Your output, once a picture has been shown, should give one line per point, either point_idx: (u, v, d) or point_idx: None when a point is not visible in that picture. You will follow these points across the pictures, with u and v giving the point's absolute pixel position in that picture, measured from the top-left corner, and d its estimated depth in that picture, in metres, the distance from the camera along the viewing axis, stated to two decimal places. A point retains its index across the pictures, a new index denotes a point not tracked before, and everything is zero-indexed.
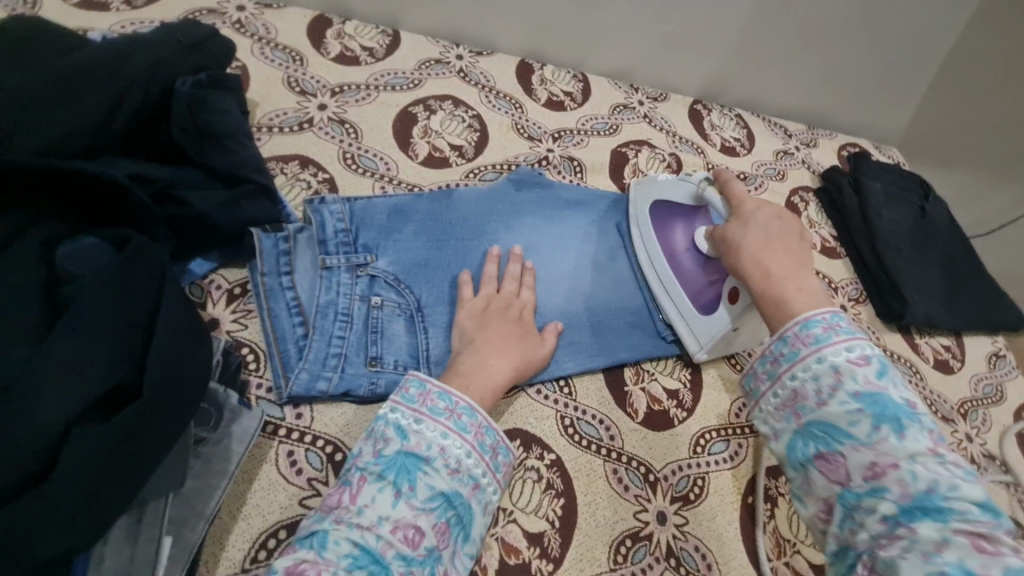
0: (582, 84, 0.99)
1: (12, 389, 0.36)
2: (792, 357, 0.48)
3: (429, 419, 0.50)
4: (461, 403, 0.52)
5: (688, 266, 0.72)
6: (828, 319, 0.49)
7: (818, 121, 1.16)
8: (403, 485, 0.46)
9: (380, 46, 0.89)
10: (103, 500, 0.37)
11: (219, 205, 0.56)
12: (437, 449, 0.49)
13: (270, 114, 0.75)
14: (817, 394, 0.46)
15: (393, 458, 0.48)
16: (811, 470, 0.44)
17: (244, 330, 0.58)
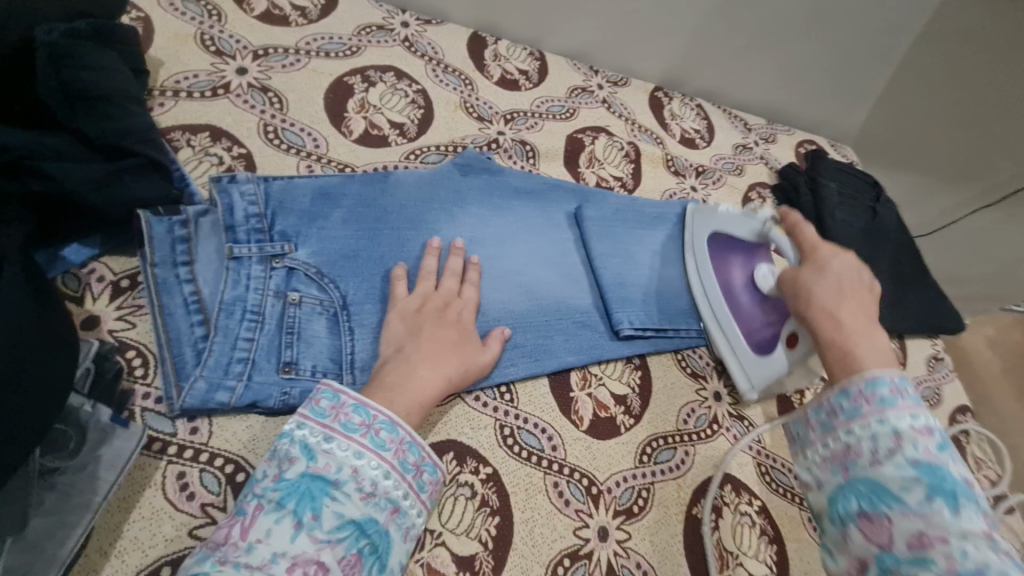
0: (539, 62, 0.93)
1: None
2: (852, 412, 0.47)
3: (340, 436, 0.45)
4: (378, 417, 0.46)
5: (746, 306, 0.70)
6: (898, 381, 0.47)
7: (778, 116, 1.14)
8: (304, 515, 0.41)
9: (314, 5, 0.79)
10: None
11: (92, 182, 0.47)
12: (348, 471, 0.44)
13: (177, 76, 0.65)
14: (872, 454, 0.44)
15: (296, 482, 0.42)
16: (849, 530, 0.42)
17: (131, 329, 0.50)
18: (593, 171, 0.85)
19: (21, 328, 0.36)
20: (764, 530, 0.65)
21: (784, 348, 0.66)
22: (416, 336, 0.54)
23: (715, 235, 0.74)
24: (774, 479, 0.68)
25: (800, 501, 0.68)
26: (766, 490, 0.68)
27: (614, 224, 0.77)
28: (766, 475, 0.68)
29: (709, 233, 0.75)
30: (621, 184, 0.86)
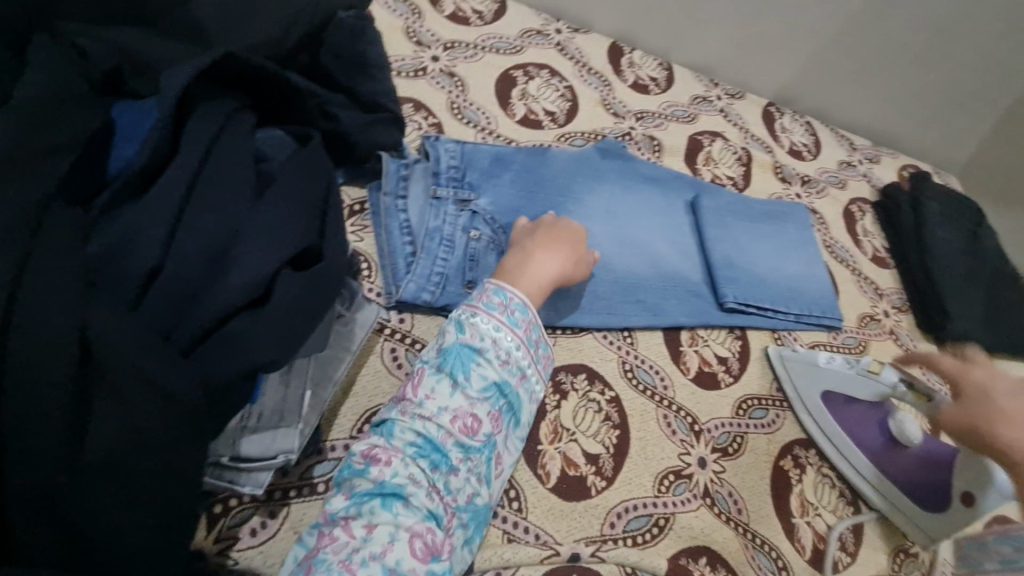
0: (666, 72, 1.05)
1: (241, 232, 0.41)
2: None
3: (483, 313, 0.54)
4: (513, 300, 0.56)
5: (894, 466, 0.70)
6: None
7: (882, 140, 1.20)
8: (459, 377, 0.52)
9: (489, 10, 0.95)
10: (296, 339, 0.41)
11: (359, 126, 0.62)
12: (489, 341, 0.53)
13: (390, 58, 0.83)
14: None
15: (451, 351, 0.53)
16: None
17: (360, 241, 0.66)
18: (709, 169, 0.96)
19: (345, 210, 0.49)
20: (843, 492, 0.72)
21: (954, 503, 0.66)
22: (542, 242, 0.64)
23: (828, 395, 0.72)
24: None
25: None
26: None
27: (726, 214, 0.88)
28: None
29: (821, 393, 0.73)
30: (732, 183, 0.96)
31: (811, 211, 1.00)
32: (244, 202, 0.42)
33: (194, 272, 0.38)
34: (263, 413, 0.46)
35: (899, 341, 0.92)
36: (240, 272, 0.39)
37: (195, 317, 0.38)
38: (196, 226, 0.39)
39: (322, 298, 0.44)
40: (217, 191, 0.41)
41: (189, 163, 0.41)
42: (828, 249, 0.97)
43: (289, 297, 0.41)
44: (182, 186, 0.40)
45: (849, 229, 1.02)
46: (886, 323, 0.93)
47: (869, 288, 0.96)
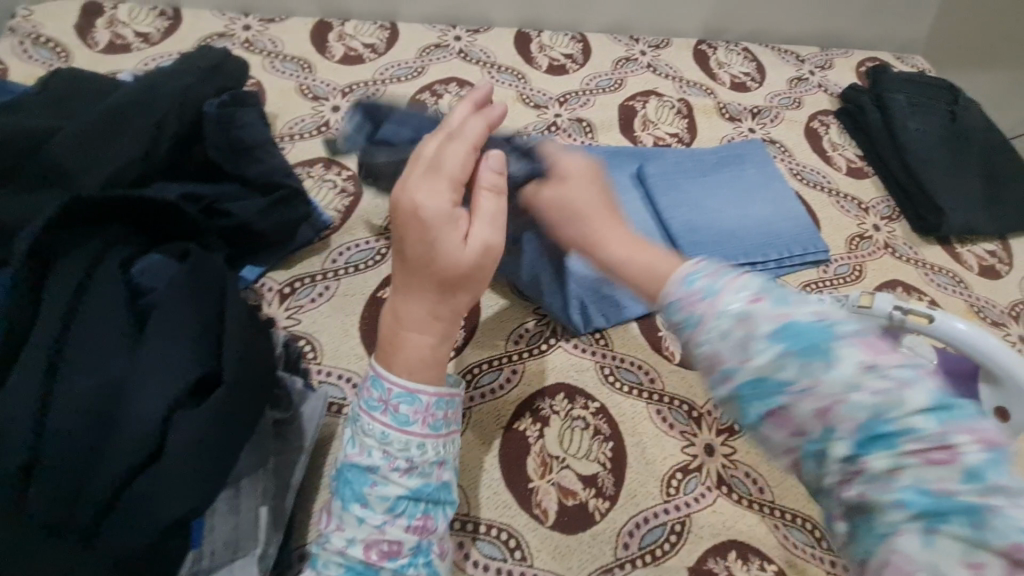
0: (581, 43, 0.99)
1: (122, 390, 0.41)
2: (690, 323, 0.39)
3: (364, 420, 0.45)
4: (392, 391, 0.44)
5: None
6: (686, 280, 0.41)
7: (831, 42, 1.12)
8: (354, 506, 0.43)
9: (381, 40, 0.92)
10: (209, 479, 0.40)
11: (259, 211, 0.59)
12: (380, 454, 0.44)
13: (289, 123, 0.80)
14: (726, 350, 0.37)
15: (343, 474, 0.45)
16: (824, 472, 0.35)
17: (298, 324, 0.64)
18: (648, 133, 0.90)
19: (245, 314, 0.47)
20: None
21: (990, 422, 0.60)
22: (402, 279, 0.46)
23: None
24: None
25: None
26: None
27: (676, 173, 0.83)
28: None
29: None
30: (678, 139, 0.91)
31: (769, 142, 0.93)
32: (119, 359, 0.42)
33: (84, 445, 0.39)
34: (216, 548, 0.45)
35: (897, 253, 0.85)
36: (130, 434, 0.40)
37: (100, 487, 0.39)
38: (73, 400, 0.39)
39: (230, 429, 0.42)
40: (84, 356, 0.41)
41: (48, 337, 0.41)
42: (797, 177, 0.91)
43: (185, 444, 0.40)
44: (45, 363, 0.40)
45: (816, 148, 0.95)
46: (880, 238, 0.86)
47: (852, 205, 0.89)
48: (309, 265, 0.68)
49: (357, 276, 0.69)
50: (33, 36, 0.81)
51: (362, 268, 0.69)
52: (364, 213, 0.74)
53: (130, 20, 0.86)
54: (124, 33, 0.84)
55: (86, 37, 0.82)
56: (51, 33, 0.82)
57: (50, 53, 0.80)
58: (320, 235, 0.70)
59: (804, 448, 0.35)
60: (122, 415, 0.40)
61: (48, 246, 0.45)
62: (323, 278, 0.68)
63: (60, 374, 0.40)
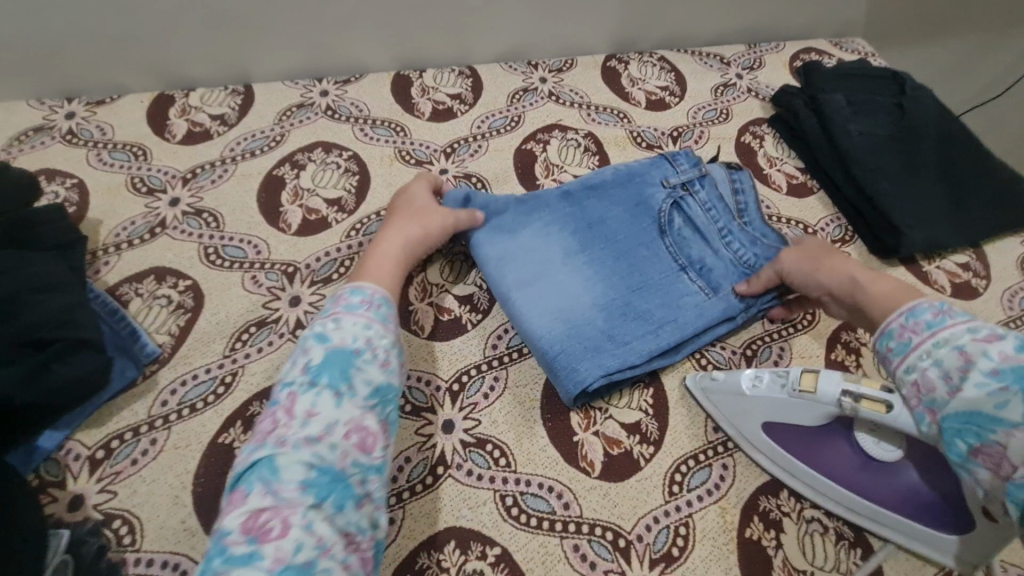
0: (471, 79, 0.87)
1: None
2: (903, 348, 0.45)
3: (346, 316, 0.49)
4: (376, 295, 0.51)
5: (892, 494, 0.50)
6: (938, 305, 0.46)
7: (759, 36, 1.00)
8: (340, 386, 0.45)
9: (232, 109, 0.79)
10: None
11: (21, 380, 0.47)
12: (364, 341, 0.48)
13: (115, 229, 0.67)
14: (945, 381, 0.41)
15: (322, 363, 0.46)
16: (975, 468, 0.39)
17: (112, 499, 0.51)
18: (553, 178, 0.78)
19: None
20: (841, 535, 0.55)
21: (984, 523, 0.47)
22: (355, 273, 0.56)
23: (767, 428, 0.54)
24: None
25: None
26: None
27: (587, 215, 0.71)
28: None
29: (761, 426, 0.55)
30: None
31: None
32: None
33: None
34: None
35: None
36: None
37: None
38: None
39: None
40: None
41: None
42: None
43: None
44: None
45: (750, 166, 0.82)
46: None
47: (797, 231, 0.76)
48: (129, 415, 0.55)
49: (191, 420, 0.56)
50: None
51: (199, 407, 0.57)
52: (204, 333, 0.61)
53: None
54: None
55: None
56: None
57: None
58: (145, 372, 0.58)
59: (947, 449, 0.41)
60: None
61: None
62: (149, 429, 0.55)
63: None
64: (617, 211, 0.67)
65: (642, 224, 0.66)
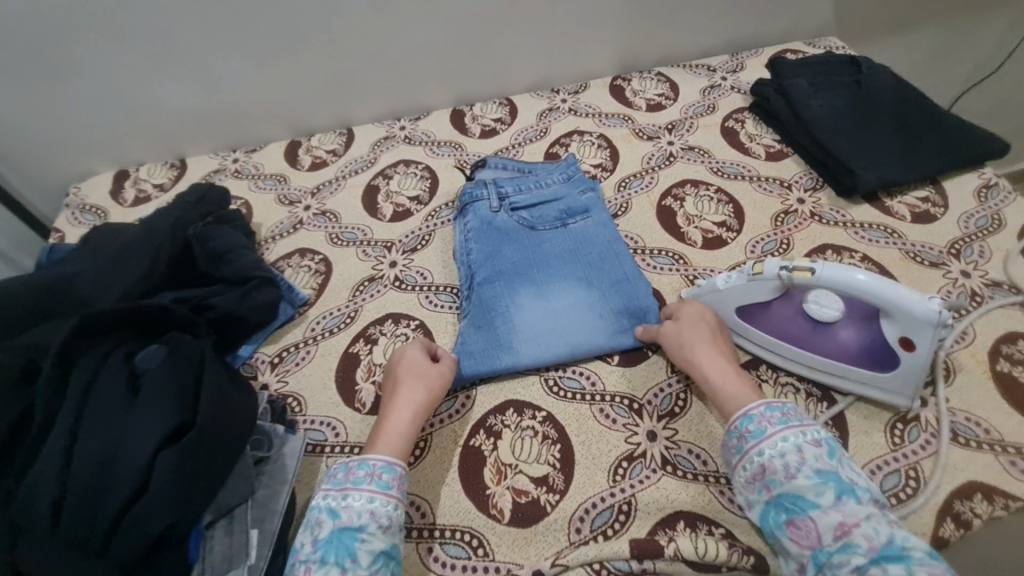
0: (508, 106, 1.15)
1: (117, 444, 0.53)
2: (758, 434, 0.60)
3: (354, 491, 0.58)
4: (378, 465, 0.60)
5: (837, 347, 0.67)
6: (783, 405, 0.61)
7: (740, 46, 1.22)
8: (345, 561, 0.54)
9: (339, 145, 1.11)
10: (190, 503, 0.53)
11: (238, 299, 0.74)
12: (368, 515, 0.57)
13: (271, 228, 0.97)
14: (784, 470, 0.57)
15: (329, 538, 0.55)
16: (799, 540, 0.54)
17: (286, 385, 0.77)
18: None
19: (220, 377, 0.60)
20: (811, 393, 0.70)
21: (905, 353, 0.63)
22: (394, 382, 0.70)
23: (740, 312, 0.72)
24: None
25: None
26: None
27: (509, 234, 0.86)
28: None
29: (735, 311, 0.73)
30: (601, 167, 1.02)
31: (687, 150, 1.02)
32: (120, 413, 0.55)
33: (91, 486, 0.51)
34: (215, 562, 0.56)
35: (825, 219, 0.89)
36: (125, 476, 0.52)
37: (106, 513, 0.51)
38: (85, 454, 0.52)
39: (208, 464, 0.55)
40: (97, 416, 0.54)
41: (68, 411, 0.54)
42: (718, 173, 0.98)
43: (171, 474, 0.52)
44: (68, 430, 0.53)
45: (734, 143, 1.02)
46: (805, 209, 0.90)
47: (775, 186, 0.94)
48: (292, 336, 0.82)
49: (331, 339, 0.82)
50: (82, 205, 1.05)
51: (335, 331, 0.83)
52: (334, 286, 0.88)
53: (149, 177, 1.10)
54: (145, 187, 1.08)
55: (118, 198, 1.06)
56: (94, 200, 1.06)
57: (93, 215, 1.04)
58: (299, 310, 0.85)
59: (762, 521, 0.58)
60: (118, 463, 0.52)
61: (72, 345, 0.58)
62: (305, 344, 0.81)
63: (78, 433, 0.53)
64: (490, 238, 0.86)
65: (523, 234, 0.86)
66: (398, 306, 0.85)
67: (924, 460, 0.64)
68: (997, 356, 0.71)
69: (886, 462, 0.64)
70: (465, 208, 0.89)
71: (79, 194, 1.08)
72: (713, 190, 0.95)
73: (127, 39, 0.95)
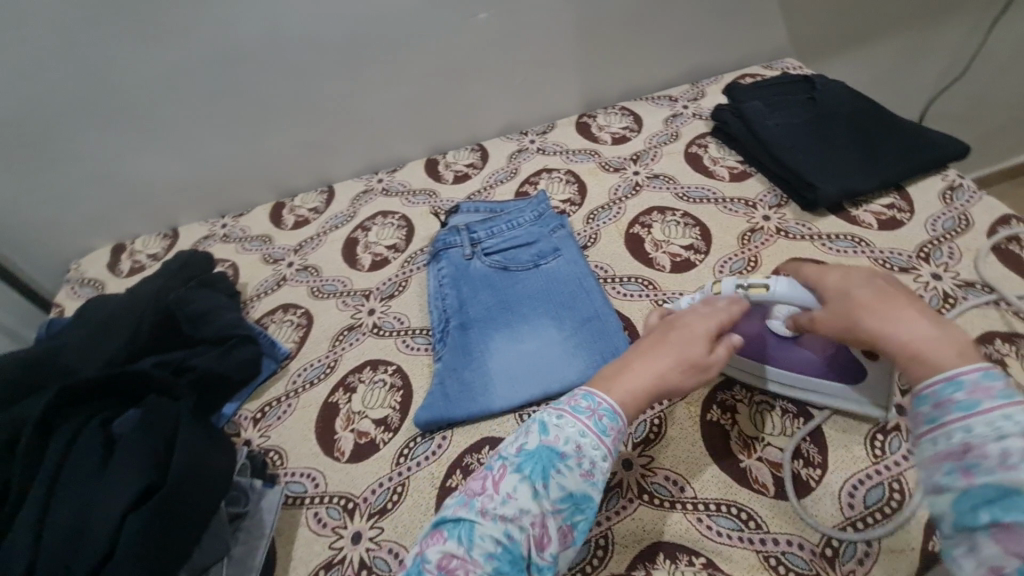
0: (480, 151, 1.20)
1: (92, 507, 0.55)
2: (966, 406, 0.42)
3: (571, 416, 0.56)
4: (602, 405, 0.57)
5: (798, 360, 0.67)
6: (980, 379, 0.43)
7: (700, 74, 1.27)
8: (537, 481, 0.52)
9: (321, 202, 1.16)
10: (158, 564, 0.53)
11: (217, 357, 0.77)
12: (573, 445, 0.54)
13: (257, 286, 1.01)
14: (999, 456, 0.39)
15: (534, 452, 0.54)
16: (983, 539, 0.38)
17: (268, 440, 0.78)
18: None
19: (193, 438, 0.61)
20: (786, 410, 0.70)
21: (867, 366, 0.62)
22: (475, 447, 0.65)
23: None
24: None
25: None
26: None
27: (483, 279, 0.88)
28: None
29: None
30: (569, 201, 1.04)
31: (653, 177, 1.05)
32: (92, 482, 0.56)
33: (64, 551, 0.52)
34: None
35: (791, 233, 0.90)
36: (97, 539, 0.53)
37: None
38: (62, 518, 0.54)
39: (179, 524, 0.56)
40: (70, 486, 0.56)
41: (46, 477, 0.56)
42: (683, 197, 1.00)
43: (141, 535, 0.53)
44: (40, 505, 0.55)
45: (698, 168, 1.05)
46: (771, 226, 0.92)
47: (740, 206, 0.96)
48: (275, 390, 0.84)
49: (312, 390, 0.83)
50: (82, 279, 1.11)
51: (316, 382, 0.84)
52: (315, 338, 0.90)
53: (144, 247, 1.16)
54: (139, 258, 1.13)
55: (115, 269, 1.12)
56: (93, 274, 1.12)
57: (91, 287, 1.09)
58: (282, 363, 0.87)
59: (955, 515, 0.40)
60: (92, 526, 0.54)
61: (49, 419, 0.61)
62: (286, 397, 0.83)
63: (51, 505, 0.55)
64: (465, 285, 0.88)
65: (496, 279, 0.88)
66: (376, 353, 0.86)
67: (907, 471, 0.62)
68: None
69: (869, 475, 0.63)
70: (439, 254, 0.92)
71: (80, 268, 1.14)
72: (680, 215, 0.97)
73: (116, 122, 1.02)
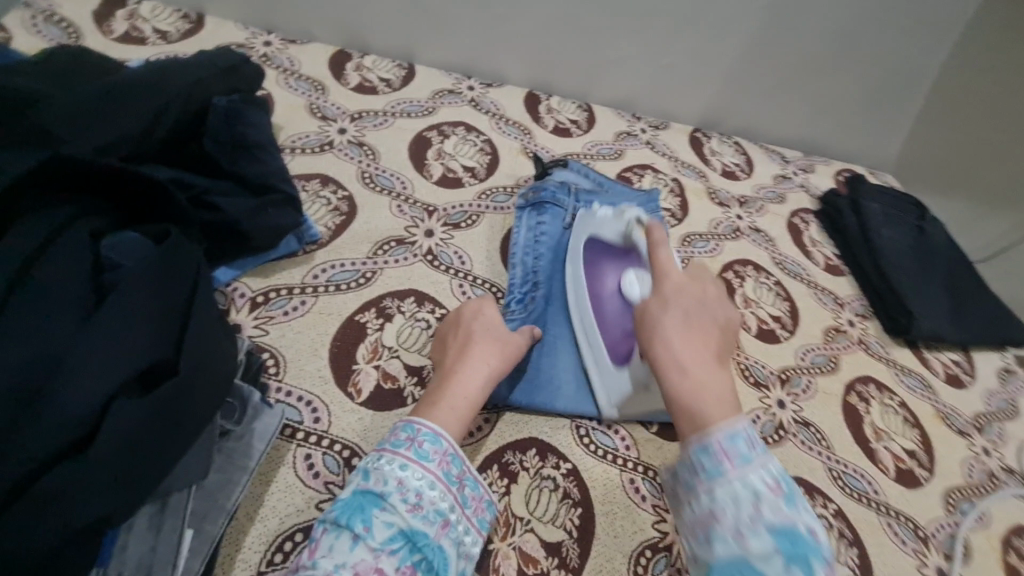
0: (587, 113, 1.05)
1: (61, 365, 0.39)
2: (730, 466, 0.46)
3: (387, 453, 0.47)
4: (421, 431, 0.49)
5: (610, 313, 0.64)
6: (733, 442, 0.47)
7: (813, 150, 1.19)
8: (358, 527, 0.43)
9: (396, 77, 0.95)
10: (135, 477, 0.39)
11: (249, 210, 0.57)
12: (394, 482, 0.46)
13: (293, 137, 0.80)
14: (735, 522, 0.44)
15: (348, 501, 0.45)
16: None
17: (264, 335, 0.60)
18: None
19: (207, 312, 0.47)
20: (842, 533, 0.66)
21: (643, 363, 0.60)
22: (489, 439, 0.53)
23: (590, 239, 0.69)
24: (848, 484, 0.70)
25: (876, 506, 0.69)
26: (841, 494, 0.69)
27: None
28: (839, 481, 0.70)
29: (585, 238, 0.69)
30: (669, 214, 0.94)
31: (754, 230, 0.97)
32: (60, 335, 0.40)
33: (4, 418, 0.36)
34: (127, 569, 0.42)
35: (870, 349, 0.87)
36: (58, 416, 0.37)
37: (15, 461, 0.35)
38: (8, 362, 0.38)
39: (174, 428, 0.41)
40: (25, 333, 0.39)
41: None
42: (779, 266, 0.93)
43: (130, 428, 0.39)
44: None
45: (797, 243, 0.99)
46: (854, 333, 0.88)
47: (829, 299, 0.91)
48: (288, 277, 0.65)
49: (336, 296, 0.65)
50: (50, 14, 0.81)
51: (343, 288, 0.66)
52: (354, 234, 0.72)
53: (151, 17, 0.87)
54: (142, 27, 0.85)
55: (103, 25, 0.83)
56: (69, 15, 0.82)
57: (61, 32, 0.80)
58: (304, 248, 0.68)
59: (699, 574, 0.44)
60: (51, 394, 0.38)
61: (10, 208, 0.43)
62: (301, 291, 0.64)
63: None
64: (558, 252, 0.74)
65: None
66: (425, 285, 0.70)
67: None
68: (1009, 547, 0.71)
69: None
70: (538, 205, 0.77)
71: None
72: (772, 281, 0.90)
73: None
